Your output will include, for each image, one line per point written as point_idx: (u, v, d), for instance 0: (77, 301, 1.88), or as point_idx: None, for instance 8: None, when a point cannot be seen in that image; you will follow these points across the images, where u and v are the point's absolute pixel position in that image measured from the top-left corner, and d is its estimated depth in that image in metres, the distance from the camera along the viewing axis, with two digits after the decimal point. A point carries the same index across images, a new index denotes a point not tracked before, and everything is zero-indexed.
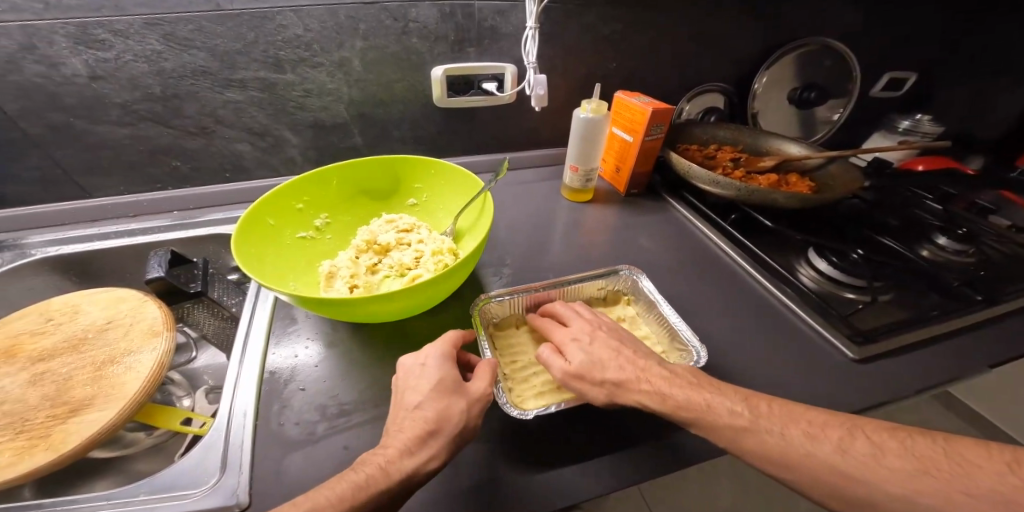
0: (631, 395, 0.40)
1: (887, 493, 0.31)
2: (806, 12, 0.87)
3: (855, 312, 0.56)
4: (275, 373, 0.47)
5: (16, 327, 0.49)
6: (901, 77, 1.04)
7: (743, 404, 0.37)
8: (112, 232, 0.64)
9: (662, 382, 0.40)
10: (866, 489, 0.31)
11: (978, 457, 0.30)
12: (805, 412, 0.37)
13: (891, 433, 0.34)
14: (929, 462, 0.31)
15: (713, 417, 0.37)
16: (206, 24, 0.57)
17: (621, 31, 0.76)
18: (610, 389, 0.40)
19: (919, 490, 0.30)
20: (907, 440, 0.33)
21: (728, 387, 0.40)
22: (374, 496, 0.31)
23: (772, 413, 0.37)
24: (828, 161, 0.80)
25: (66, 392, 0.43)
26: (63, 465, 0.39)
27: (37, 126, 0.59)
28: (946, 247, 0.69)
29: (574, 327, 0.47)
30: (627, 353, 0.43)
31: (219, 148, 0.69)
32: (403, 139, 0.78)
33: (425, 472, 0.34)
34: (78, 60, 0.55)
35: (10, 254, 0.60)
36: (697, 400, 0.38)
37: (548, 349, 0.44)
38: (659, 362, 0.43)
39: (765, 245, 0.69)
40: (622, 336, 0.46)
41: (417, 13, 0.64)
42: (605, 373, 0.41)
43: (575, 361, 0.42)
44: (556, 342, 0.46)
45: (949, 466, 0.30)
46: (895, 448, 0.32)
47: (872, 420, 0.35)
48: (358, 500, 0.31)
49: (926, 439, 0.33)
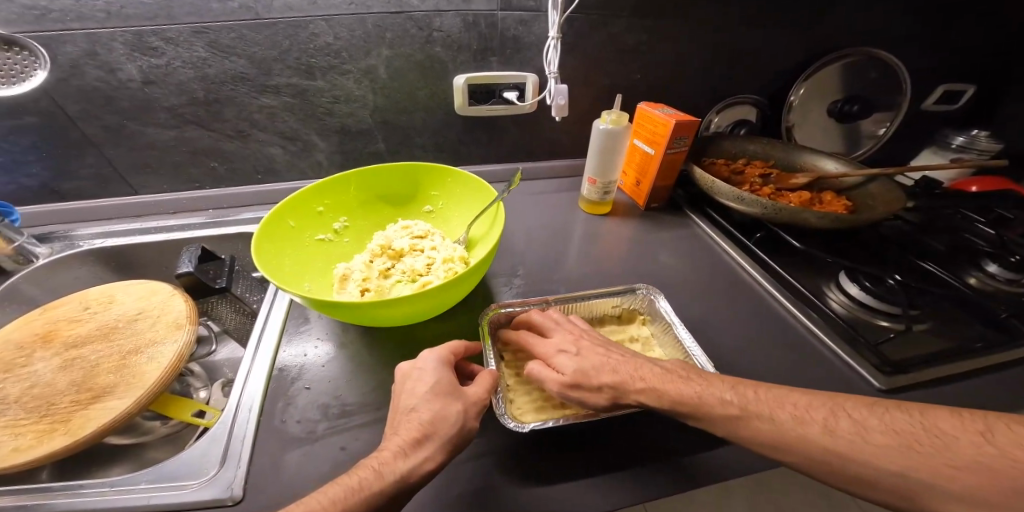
0: (630, 396, 0.39)
1: (881, 470, 0.30)
2: (849, 21, 0.82)
3: (887, 341, 0.51)
4: (284, 370, 0.49)
5: (58, 313, 0.54)
6: (957, 89, 0.97)
7: (731, 391, 0.37)
8: (152, 228, 0.69)
9: (654, 379, 0.39)
10: (858, 464, 0.31)
11: (956, 429, 0.30)
12: (793, 396, 0.36)
13: (870, 409, 0.33)
14: (910, 437, 0.31)
15: (705, 404, 0.37)
16: (246, 32, 0.60)
17: (648, 41, 0.74)
18: (608, 392, 0.39)
19: (908, 466, 0.29)
20: (887, 416, 0.32)
21: (716, 375, 0.40)
22: (367, 498, 0.31)
23: (759, 398, 0.36)
24: (868, 180, 0.74)
25: (92, 379, 0.46)
26: (79, 449, 0.41)
27: (95, 127, 0.64)
28: (997, 275, 0.63)
29: (556, 338, 0.46)
30: (614, 356, 0.43)
31: (253, 151, 0.72)
32: (424, 146, 0.79)
33: (418, 475, 0.33)
34: (134, 66, 0.60)
35: (61, 245, 0.65)
36: (690, 394, 0.37)
37: (536, 363, 0.43)
38: (651, 360, 0.42)
39: (792, 265, 0.65)
40: (601, 339, 0.46)
41: (441, 22, 0.65)
42: (601, 377, 0.40)
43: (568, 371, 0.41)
44: (541, 356, 0.45)
45: (930, 439, 0.30)
46: (879, 425, 0.32)
47: (852, 397, 0.35)
48: (348, 503, 0.30)
49: (904, 413, 0.32)
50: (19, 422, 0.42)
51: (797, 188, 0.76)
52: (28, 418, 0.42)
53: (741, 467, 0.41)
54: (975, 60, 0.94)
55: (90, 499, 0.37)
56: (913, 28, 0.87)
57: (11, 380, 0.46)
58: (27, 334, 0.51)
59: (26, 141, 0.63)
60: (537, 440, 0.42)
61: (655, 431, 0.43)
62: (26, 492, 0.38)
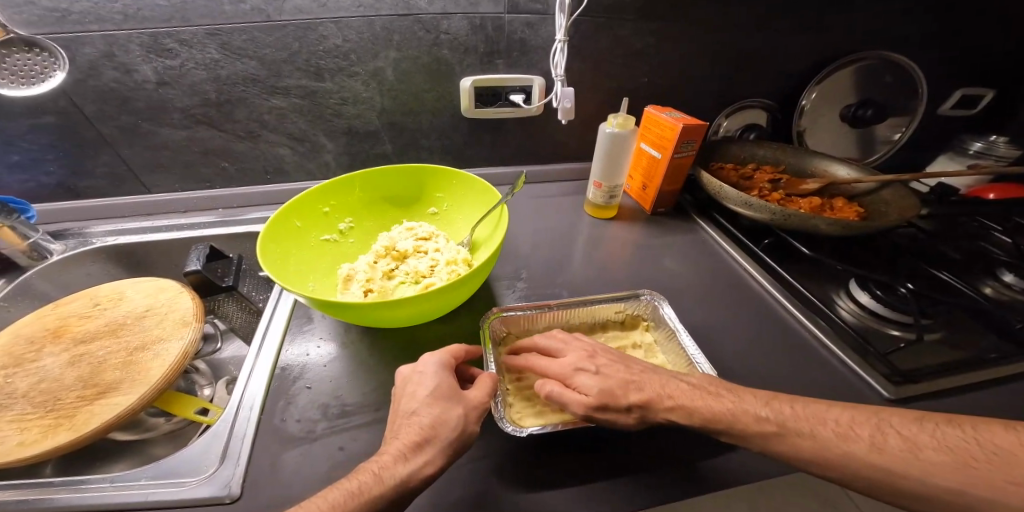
0: (659, 414, 0.39)
1: (938, 487, 0.30)
2: (864, 24, 0.81)
3: (897, 350, 0.50)
4: (286, 368, 0.49)
5: (69, 309, 0.55)
6: (977, 94, 0.95)
7: (766, 407, 0.37)
8: (163, 226, 0.70)
9: (683, 396, 0.39)
10: (913, 481, 0.31)
11: (1012, 444, 0.30)
12: (832, 410, 0.36)
13: (919, 425, 0.33)
14: (964, 453, 0.30)
15: (746, 422, 0.36)
16: (257, 34, 0.61)
17: (657, 44, 0.74)
18: (637, 412, 0.39)
19: (969, 483, 0.29)
20: (937, 432, 0.32)
21: (746, 389, 0.39)
22: (368, 501, 0.31)
23: (800, 414, 0.36)
24: (880, 186, 0.73)
25: (98, 375, 0.47)
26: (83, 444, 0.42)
27: (111, 127, 0.66)
28: (1013, 285, 0.61)
29: (571, 356, 0.44)
30: (636, 372, 0.42)
31: (262, 151, 0.73)
32: (430, 148, 0.79)
33: (417, 479, 0.33)
34: (149, 67, 0.61)
35: (75, 242, 0.67)
36: (724, 410, 0.37)
37: (553, 386, 0.41)
38: (675, 374, 0.42)
39: (801, 272, 0.63)
40: (616, 355, 0.45)
41: (449, 25, 0.65)
42: (629, 397, 0.39)
43: (592, 391, 0.39)
44: (556, 376, 0.43)
45: (987, 456, 0.30)
46: (930, 441, 0.32)
47: (896, 411, 0.35)
48: (348, 507, 0.30)
49: (956, 429, 0.32)
50: (26, 417, 0.43)
51: (808, 194, 0.74)
52: (35, 412, 0.44)
53: (744, 476, 0.40)
54: (995, 64, 0.92)
55: (90, 494, 0.37)
56: (931, 31, 0.85)
57: (21, 374, 0.47)
58: (39, 329, 0.53)
59: (45, 140, 0.64)
60: (537, 444, 0.42)
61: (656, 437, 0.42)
62: (27, 486, 0.39)
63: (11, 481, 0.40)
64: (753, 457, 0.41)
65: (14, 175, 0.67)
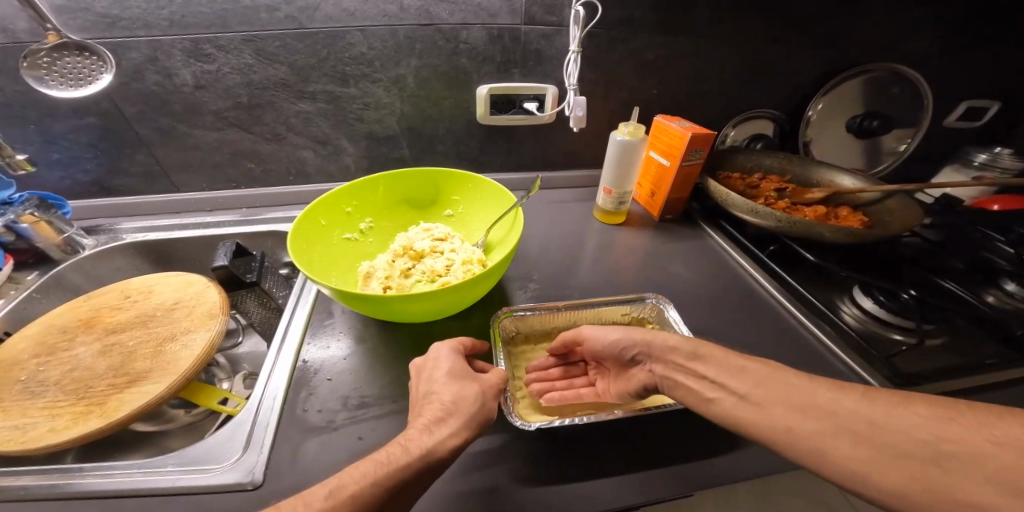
0: (636, 345, 0.46)
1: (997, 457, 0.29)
2: (874, 37, 0.83)
3: (899, 353, 0.51)
4: (307, 363, 0.51)
5: (103, 299, 0.58)
6: (981, 106, 0.96)
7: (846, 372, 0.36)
8: (189, 224, 0.73)
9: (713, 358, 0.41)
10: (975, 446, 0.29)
11: None
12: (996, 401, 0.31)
13: None
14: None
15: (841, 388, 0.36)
16: (290, 41, 0.64)
17: (670, 55, 0.76)
18: (619, 343, 0.47)
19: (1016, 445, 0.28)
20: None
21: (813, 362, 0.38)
22: (398, 470, 0.33)
23: (873, 404, 0.34)
24: (884, 196, 0.75)
25: (128, 365, 0.49)
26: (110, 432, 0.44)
27: (148, 128, 0.69)
28: (1015, 293, 0.63)
29: (599, 382, 0.50)
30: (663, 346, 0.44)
31: (286, 153, 0.76)
32: (446, 153, 0.82)
33: (446, 448, 0.35)
34: (188, 72, 0.64)
35: (106, 238, 0.70)
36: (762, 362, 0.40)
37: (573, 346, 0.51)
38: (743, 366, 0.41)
39: (806, 279, 0.65)
40: (670, 363, 0.44)
41: (467, 35, 0.68)
42: (610, 334, 0.47)
43: (611, 346, 0.47)
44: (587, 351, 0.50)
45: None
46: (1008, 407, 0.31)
47: None
48: (384, 479, 0.32)
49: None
50: (57, 403, 0.46)
51: (812, 202, 0.76)
52: (67, 399, 0.46)
53: (747, 473, 0.41)
54: (1002, 77, 0.93)
55: (118, 479, 0.40)
56: (939, 45, 0.86)
57: (54, 363, 0.50)
58: (73, 319, 0.56)
59: (86, 140, 0.68)
60: (544, 438, 0.43)
61: (663, 435, 0.44)
62: (57, 471, 0.41)
63: (44, 465, 0.43)
64: (752, 454, 0.43)
65: (53, 172, 0.71)
